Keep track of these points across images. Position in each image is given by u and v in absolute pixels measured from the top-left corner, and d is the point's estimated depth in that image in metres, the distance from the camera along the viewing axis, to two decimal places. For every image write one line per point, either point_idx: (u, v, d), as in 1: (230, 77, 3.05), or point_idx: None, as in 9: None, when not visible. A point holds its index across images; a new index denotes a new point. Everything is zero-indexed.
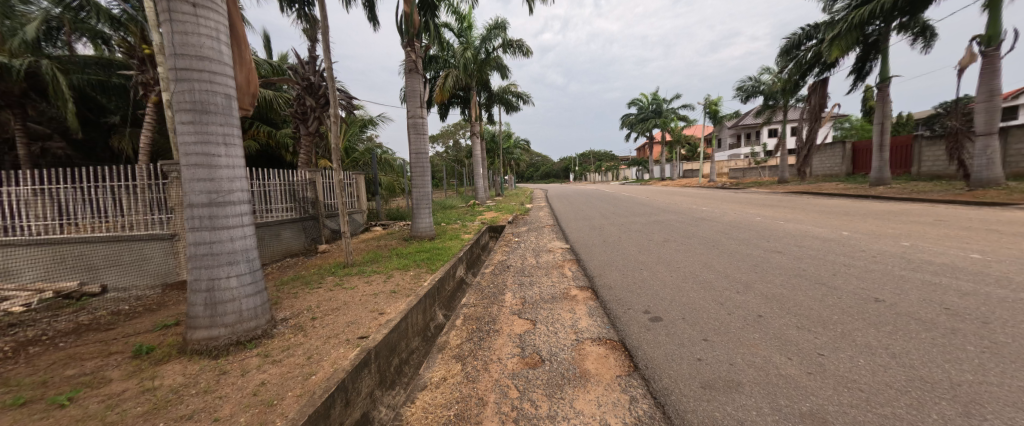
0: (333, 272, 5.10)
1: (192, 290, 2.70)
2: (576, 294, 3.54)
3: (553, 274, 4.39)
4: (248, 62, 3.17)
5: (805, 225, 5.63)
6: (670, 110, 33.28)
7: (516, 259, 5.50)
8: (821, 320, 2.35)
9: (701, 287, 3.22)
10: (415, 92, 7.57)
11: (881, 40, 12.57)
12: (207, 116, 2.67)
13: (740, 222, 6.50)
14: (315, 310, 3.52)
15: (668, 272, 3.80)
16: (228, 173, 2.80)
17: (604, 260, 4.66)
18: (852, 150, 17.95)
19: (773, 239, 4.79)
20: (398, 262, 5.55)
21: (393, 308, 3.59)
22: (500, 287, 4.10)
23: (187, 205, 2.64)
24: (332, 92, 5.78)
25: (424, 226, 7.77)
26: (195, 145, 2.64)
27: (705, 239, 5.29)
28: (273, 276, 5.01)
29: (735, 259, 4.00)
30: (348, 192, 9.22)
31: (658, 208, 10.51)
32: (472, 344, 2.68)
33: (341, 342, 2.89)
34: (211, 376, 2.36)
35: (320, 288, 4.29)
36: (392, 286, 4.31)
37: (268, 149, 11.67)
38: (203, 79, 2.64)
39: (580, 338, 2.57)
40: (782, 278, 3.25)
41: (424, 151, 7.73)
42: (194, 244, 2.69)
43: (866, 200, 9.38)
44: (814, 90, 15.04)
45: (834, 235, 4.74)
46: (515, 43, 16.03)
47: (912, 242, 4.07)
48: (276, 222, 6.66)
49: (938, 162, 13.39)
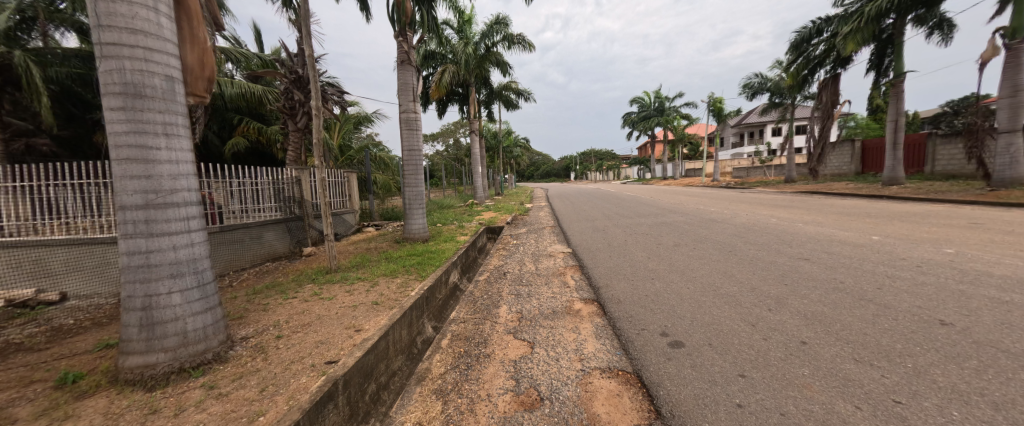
0: (313, 279, 4.64)
1: (126, 309, 2.27)
2: (580, 308, 3.11)
3: (553, 283, 3.95)
4: (202, 40, 2.74)
5: (827, 228, 5.19)
6: (672, 109, 32.80)
7: (513, 265, 5.07)
8: (882, 350, 1.92)
9: (725, 303, 2.78)
10: (407, 85, 7.10)
11: (895, 35, 12.14)
12: (143, 100, 2.25)
13: (755, 225, 6.04)
14: (283, 327, 3.09)
15: (684, 284, 3.36)
16: (169, 170, 2.36)
17: (609, 268, 4.24)
18: (861, 149, 17.52)
19: (797, 245, 4.35)
20: (386, 268, 5.11)
21: (372, 324, 3.16)
22: (495, 299, 3.66)
23: (118, 207, 2.21)
24: (315, 83, 5.31)
25: (417, 227, 7.34)
26: (129, 135, 2.21)
27: (719, 243, 4.86)
28: (249, 283, 4.57)
29: (758, 268, 3.57)
30: (338, 191, 8.76)
31: (664, 208, 10.04)
32: (457, 375, 2.24)
33: (305, 367, 2.45)
34: (136, 418, 1.92)
35: (295, 298, 3.84)
36: (375, 297, 3.86)
37: (258, 146, 11.23)
38: (136, 56, 2.21)
39: (587, 368, 2.14)
40: (820, 292, 2.81)
41: (417, 148, 7.27)
42: (127, 254, 2.26)
43: (883, 201, 8.96)
44: (825, 86, 14.55)
45: (863, 240, 4.30)
46: (515, 38, 15.58)
47: (957, 249, 3.63)
48: (257, 224, 6.24)
49: (954, 160, 12.95)
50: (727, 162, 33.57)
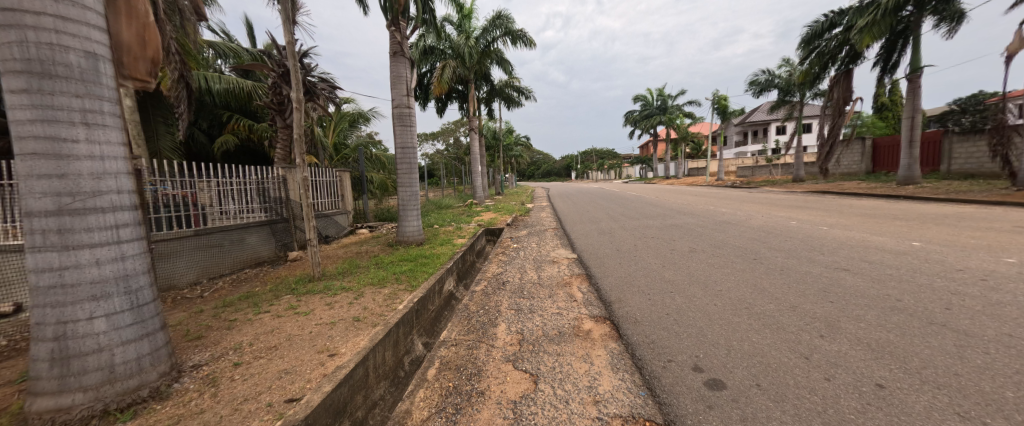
0: (292, 290, 4.18)
1: (36, 339, 1.84)
2: (590, 329, 2.67)
3: (558, 296, 3.50)
4: (142, 13, 2.29)
5: (857, 232, 4.74)
6: (675, 107, 32.27)
7: (513, 273, 4.60)
8: (992, 402, 1.47)
9: (765, 327, 2.33)
10: (401, 78, 6.65)
11: (912, 28, 11.65)
12: (53, 81, 1.81)
13: (775, 227, 5.59)
14: (245, 350, 2.64)
15: (709, 300, 2.91)
16: (90, 167, 1.90)
17: (620, 278, 3.79)
18: (872, 147, 17.07)
19: (830, 252, 3.90)
20: (374, 276, 4.66)
21: (348, 347, 2.70)
22: (491, 316, 3.19)
23: (22, 213, 1.77)
24: (296, 73, 4.82)
25: (411, 230, 6.88)
26: (34, 124, 1.78)
27: (740, 249, 4.41)
28: (222, 294, 4.14)
29: (792, 280, 3.13)
30: (326, 191, 8.29)
31: (671, 209, 9.56)
32: (443, 423, 1.78)
33: (259, 408, 1.99)
34: None
35: (266, 313, 3.40)
36: (357, 312, 3.41)
37: (249, 144, 10.77)
38: (42, 25, 1.78)
39: (604, 416, 1.69)
40: (876, 313, 2.37)
41: (411, 146, 6.85)
42: (35, 271, 1.82)
43: (904, 202, 8.50)
44: (837, 83, 13.95)
45: (901, 246, 3.87)
46: (516, 34, 15.09)
47: (1019, 259, 3.19)
48: (238, 226, 5.76)
49: (972, 159, 12.52)
50: (731, 162, 33.11)
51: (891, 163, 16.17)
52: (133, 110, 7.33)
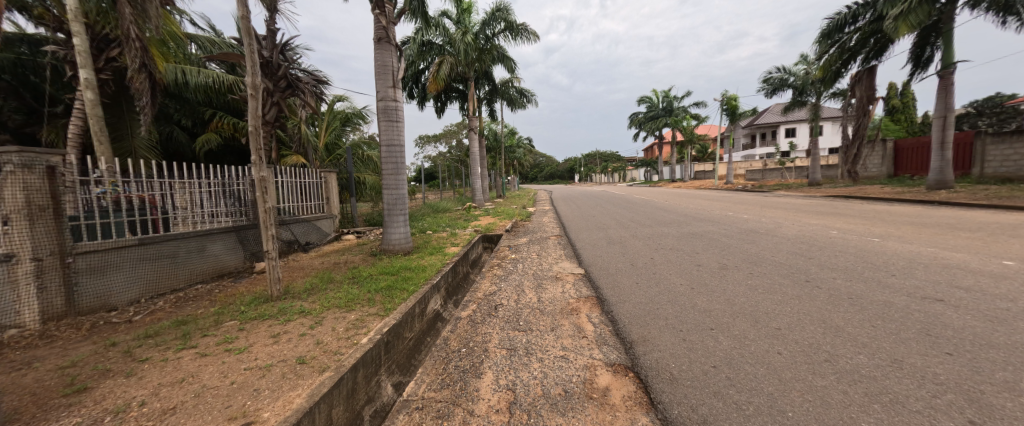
0: (241, 313, 3.48)
1: None
2: (606, 387, 1.93)
3: (564, 328, 2.77)
4: None
5: (921, 246, 3.96)
6: (682, 109, 31.64)
7: (507, 293, 3.86)
8: None
9: (872, 401, 1.57)
10: (386, 67, 5.97)
11: (945, 19, 10.86)
12: None
13: (815, 238, 4.79)
14: (125, 417, 1.87)
15: (769, 345, 2.14)
16: None
17: (640, 305, 3.03)
18: (893, 149, 16.25)
19: (903, 274, 3.11)
20: (343, 295, 3.93)
21: (272, 409, 1.93)
22: (477, 359, 2.43)
23: None
24: (252, 54, 4.07)
25: (397, 237, 6.17)
26: None
27: (785, 267, 3.62)
28: (156, 318, 3.45)
29: (872, 316, 2.38)
30: (309, 194, 7.61)
31: (685, 214, 8.84)
32: None
33: None
34: None
35: (187, 351, 2.66)
36: (306, 350, 2.66)
37: (232, 142, 10.13)
38: None
39: None
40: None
41: (398, 142, 6.13)
42: None
43: (942, 207, 7.76)
44: (859, 80, 13.31)
45: (993, 267, 3.11)
46: (519, 29, 14.42)
47: None
48: (199, 233, 5.04)
49: (1007, 161, 11.69)
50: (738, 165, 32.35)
51: (915, 166, 15.34)
52: (96, 104, 6.63)
